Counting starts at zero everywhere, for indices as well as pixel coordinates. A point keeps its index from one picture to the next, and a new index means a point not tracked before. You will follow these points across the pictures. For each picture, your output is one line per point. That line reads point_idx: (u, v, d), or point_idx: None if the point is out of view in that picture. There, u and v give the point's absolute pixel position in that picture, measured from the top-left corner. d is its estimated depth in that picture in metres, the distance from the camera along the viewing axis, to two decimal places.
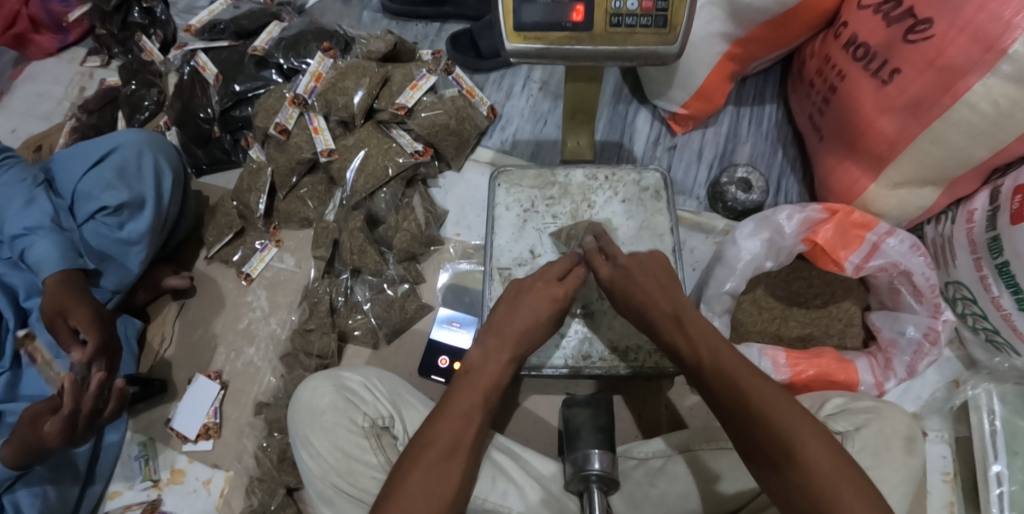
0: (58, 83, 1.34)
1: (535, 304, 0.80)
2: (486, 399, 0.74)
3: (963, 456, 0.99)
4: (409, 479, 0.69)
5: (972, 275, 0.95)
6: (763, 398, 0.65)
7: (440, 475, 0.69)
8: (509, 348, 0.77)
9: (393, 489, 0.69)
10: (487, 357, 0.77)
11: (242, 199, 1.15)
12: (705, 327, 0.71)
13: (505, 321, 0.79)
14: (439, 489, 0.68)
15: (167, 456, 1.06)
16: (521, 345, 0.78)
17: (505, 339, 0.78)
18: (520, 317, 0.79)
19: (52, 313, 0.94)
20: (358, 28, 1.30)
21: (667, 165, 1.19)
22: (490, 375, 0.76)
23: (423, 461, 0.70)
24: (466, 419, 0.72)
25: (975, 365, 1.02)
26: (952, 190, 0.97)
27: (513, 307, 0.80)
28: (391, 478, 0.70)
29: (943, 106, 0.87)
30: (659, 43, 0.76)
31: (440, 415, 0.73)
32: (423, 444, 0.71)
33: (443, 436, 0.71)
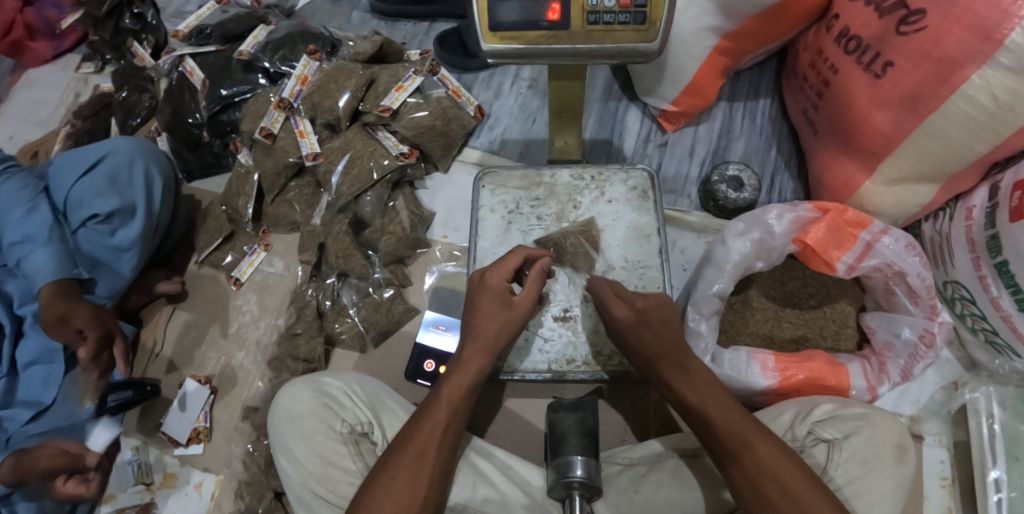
0: (54, 90, 1.36)
1: (483, 303, 0.76)
2: (457, 403, 0.75)
3: (962, 461, 0.96)
4: (379, 486, 0.70)
5: (971, 275, 0.92)
6: (768, 452, 0.68)
7: (409, 481, 0.70)
8: (472, 348, 0.76)
9: (364, 496, 0.70)
10: (457, 365, 0.76)
11: (230, 203, 1.15)
12: (709, 378, 0.73)
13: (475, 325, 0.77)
14: (407, 497, 0.69)
15: (159, 460, 1.07)
16: (490, 345, 0.76)
17: (470, 341, 0.76)
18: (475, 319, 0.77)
19: (53, 320, 0.95)
20: (347, 29, 1.30)
21: (658, 162, 1.16)
22: (461, 380, 0.75)
23: (394, 468, 0.71)
24: (437, 426, 0.73)
25: (975, 366, 1.00)
26: (950, 187, 0.93)
27: (470, 311, 0.78)
28: (364, 485, 0.72)
29: (940, 98, 0.84)
30: (638, 39, 0.74)
31: (415, 424, 0.74)
32: (397, 451, 0.72)
33: (414, 443, 0.72)
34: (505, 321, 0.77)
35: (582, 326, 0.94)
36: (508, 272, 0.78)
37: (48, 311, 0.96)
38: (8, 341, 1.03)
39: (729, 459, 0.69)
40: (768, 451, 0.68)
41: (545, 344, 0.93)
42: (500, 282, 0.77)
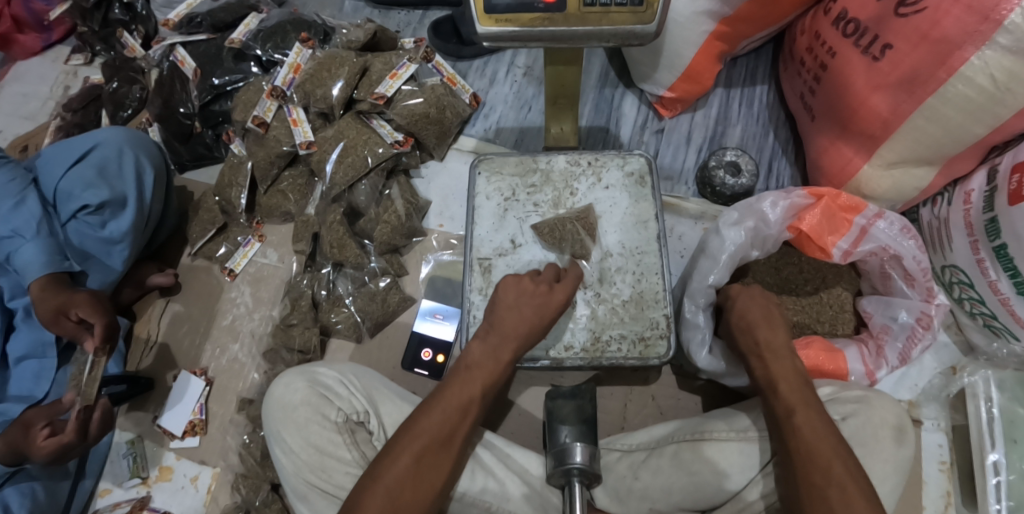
0: (43, 83, 1.34)
1: (526, 308, 0.75)
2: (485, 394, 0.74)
3: (959, 445, 0.96)
4: (401, 462, 0.70)
5: (969, 259, 0.91)
6: (817, 445, 0.69)
7: (431, 465, 0.70)
8: (512, 343, 0.75)
9: (383, 471, 0.70)
10: (493, 348, 0.75)
11: (223, 194, 1.14)
12: (792, 375, 0.76)
13: (503, 321, 0.76)
14: (427, 480, 0.70)
15: (155, 454, 1.06)
16: (524, 342, 0.76)
17: (506, 337, 0.75)
18: (519, 320, 0.75)
19: (52, 311, 0.94)
20: (340, 18, 1.28)
21: (654, 149, 1.15)
22: (491, 370, 0.74)
23: (418, 446, 0.70)
24: (464, 412, 0.73)
25: (973, 350, 0.99)
26: (948, 170, 0.93)
27: (505, 306, 0.76)
28: (381, 457, 0.71)
29: (938, 80, 0.83)
30: (635, 21, 0.73)
31: (439, 404, 0.73)
32: (419, 428, 0.71)
33: (439, 427, 0.71)
34: (542, 326, 0.76)
35: (579, 313, 0.93)
36: (567, 292, 0.79)
37: (44, 307, 0.94)
38: None
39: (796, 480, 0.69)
40: (850, 500, 0.65)
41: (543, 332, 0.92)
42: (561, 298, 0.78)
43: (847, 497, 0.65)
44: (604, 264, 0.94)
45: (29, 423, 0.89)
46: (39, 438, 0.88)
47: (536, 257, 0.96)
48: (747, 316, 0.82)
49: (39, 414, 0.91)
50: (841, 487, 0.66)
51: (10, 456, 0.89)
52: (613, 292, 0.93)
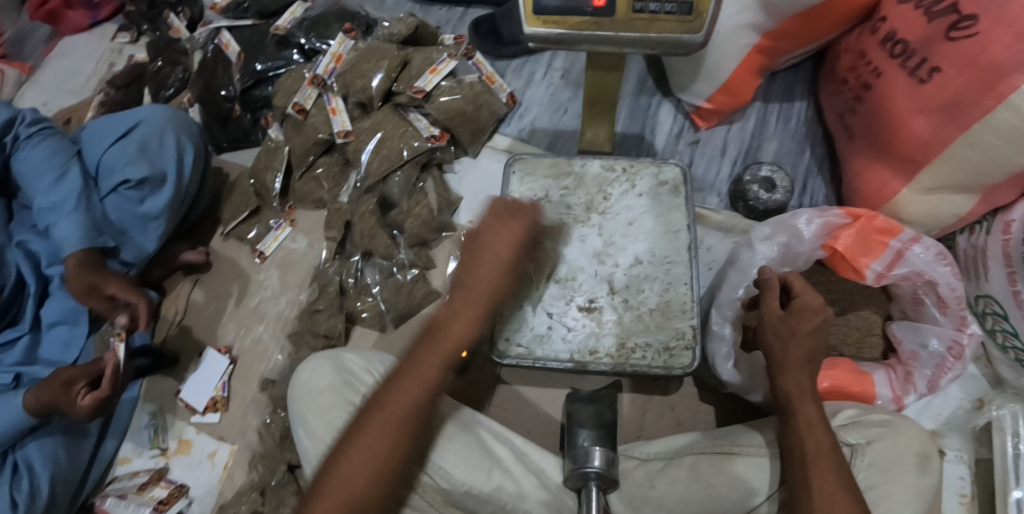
0: (89, 59, 1.36)
1: (495, 259, 0.71)
2: (450, 356, 0.72)
3: (983, 480, 0.93)
4: (366, 432, 0.70)
5: (1004, 290, 0.90)
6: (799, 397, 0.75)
7: (389, 439, 0.70)
8: (476, 304, 0.71)
9: (349, 449, 0.70)
10: (454, 311, 0.72)
11: (258, 177, 1.15)
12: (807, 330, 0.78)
13: (469, 277, 0.72)
14: (388, 455, 0.70)
15: (175, 427, 1.07)
16: (493, 298, 0.72)
17: (472, 294, 0.71)
18: (480, 275, 0.71)
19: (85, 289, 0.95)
20: (381, 11, 1.30)
21: (688, 160, 1.15)
22: (455, 330, 0.71)
23: (380, 417, 0.70)
24: (426, 385, 0.71)
25: (1001, 383, 0.98)
26: (988, 199, 0.90)
27: (471, 261, 0.72)
28: (347, 433, 0.71)
29: (984, 107, 0.81)
30: (682, 30, 0.72)
31: (398, 379, 0.72)
32: (381, 398, 0.71)
33: (399, 404, 0.71)
34: (506, 280, 0.72)
35: (606, 318, 0.92)
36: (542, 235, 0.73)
37: (76, 287, 0.95)
38: (34, 300, 1.04)
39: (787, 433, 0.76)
40: (818, 445, 0.72)
41: (568, 333, 0.91)
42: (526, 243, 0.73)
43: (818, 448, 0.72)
44: (632, 273, 0.93)
45: (70, 381, 0.90)
46: (81, 397, 0.90)
47: (566, 258, 0.95)
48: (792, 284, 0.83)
49: (80, 372, 0.91)
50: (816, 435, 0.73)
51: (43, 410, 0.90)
52: (641, 299, 0.92)
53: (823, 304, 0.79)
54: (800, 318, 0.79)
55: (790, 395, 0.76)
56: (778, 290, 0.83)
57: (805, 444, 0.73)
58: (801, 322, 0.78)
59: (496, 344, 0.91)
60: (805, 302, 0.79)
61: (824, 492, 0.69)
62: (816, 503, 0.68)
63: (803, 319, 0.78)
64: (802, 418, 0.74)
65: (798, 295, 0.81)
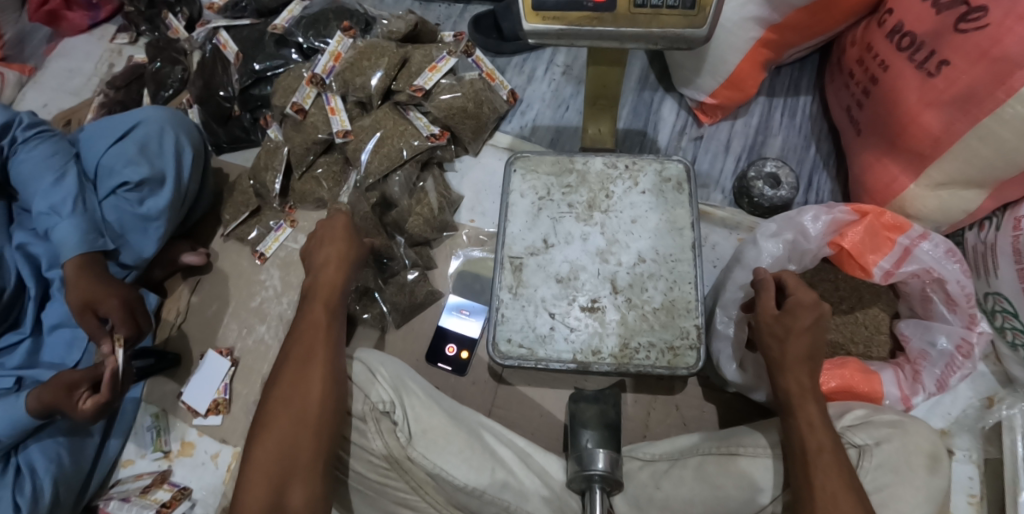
0: (88, 60, 1.36)
1: (327, 251, 0.88)
2: (327, 312, 0.83)
3: (992, 479, 0.92)
4: (277, 394, 0.77)
5: (1014, 287, 0.88)
6: (800, 397, 0.75)
7: (294, 418, 0.75)
8: (326, 289, 0.85)
9: (268, 418, 0.76)
10: (318, 274, 0.86)
11: (258, 178, 1.14)
12: (804, 328, 0.77)
13: (318, 273, 0.86)
14: (302, 431, 0.74)
15: (178, 428, 1.07)
16: (341, 277, 0.86)
17: (316, 288, 0.85)
18: (324, 269, 0.86)
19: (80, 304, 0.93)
20: (381, 8, 1.29)
21: (691, 155, 1.14)
22: (326, 285, 0.85)
23: (286, 376, 0.78)
24: (304, 366, 0.78)
25: (1011, 381, 0.96)
26: (998, 194, 0.89)
27: (310, 271, 0.88)
28: (259, 413, 0.77)
29: (996, 100, 0.80)
30: (685, 25, 0.71)
31: (279, 374, 0.79)
32: (282, 361, 0.79)
33: (291, 388, 0.77)
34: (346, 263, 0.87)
35: (609, 317, 0.90)
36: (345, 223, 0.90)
37: (75, 295, 0.93)
38: (34, 303, 1.03)
39: (788, 433, 0.75)
40: (821, 446, 0.71)
41: (571, 333, 0.90)
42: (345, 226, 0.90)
43: (820, 448, 0.71)
44: (636, 272, 0.92)
45: (72, 385, 0.90)
46: (81, 402, 0.90)
47: (569, 257, 0.94)
48: (783, 281, 0.82)
49: (81, 376, 0.91)
50: (819, 435, 0.72)
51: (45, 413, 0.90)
52: (645, 298, 0.91)
53: (817, 299, 0.78)
54: (797, 315, 0.78)
55: (792, 394, 0.75)
56: (773, 289, 0.82)
57: (806, 445, 0.72)
58: (796, 319, 0.77)
59: (498, 345, 0.90)
60: (798, 298, 0.79)
61: (827, 489, 0.68)
62: (819, 502, 0.67)
63: (798, 316, 0.77)
64: (803, 418, 0.74)
65: (792, 293, 0.80)
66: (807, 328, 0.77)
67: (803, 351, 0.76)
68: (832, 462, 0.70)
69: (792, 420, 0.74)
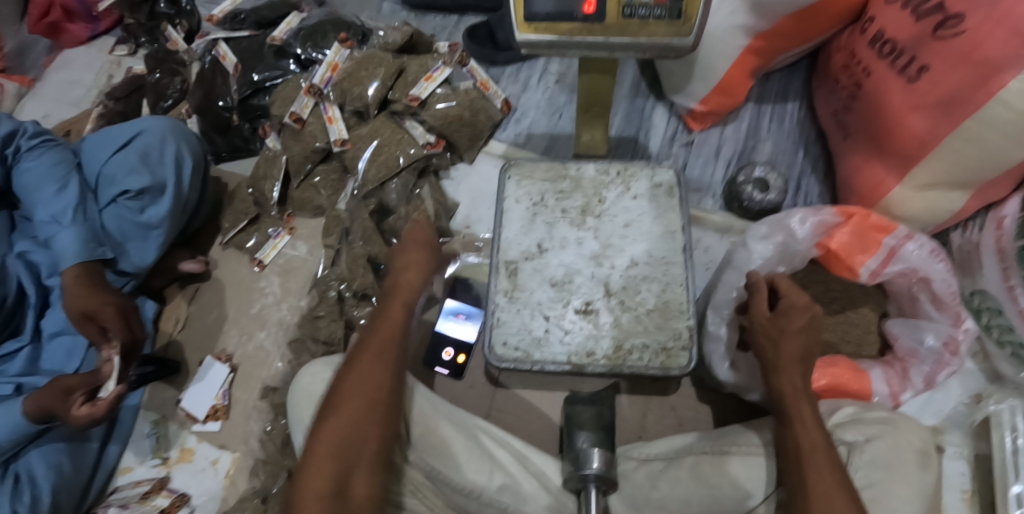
0: (89, 72, 1.38)
1: (410, 250, 0.87)
2: (403, 312, 0.83)
3: (982, 475, 0.94)
4: (349, 386, 0.76)
5: (999, 285, 0.90)
6: (794, 398, 0.76)
7: (361, 408, 0.75)
8: (407, 286, 0.84)
9: (335, 408, 0.75)
10: (398, 276, 0.85)
11: (258, 186, 1.16)
12: (797, 330, 0.79)
13: (402, 271, 0.85)
14: (368, 422, 0.75)
15: (177, 435, 1.07)
16: (422, 277, 0.86)
17: (398, 283, 0.84)
18: (407, 270, 0.85)
19: (78, 316, 0.94)
20: (377, 19, 1.32)
21: (684, 161, 1.16)
22: (405, 288, 0.84)
23: (360, 368, 0.78)
24: (379, 358, 0.78)
25: (1000, 378, 0.98)
26: (981, 195, 0.91)
27: (394, 269, 0.86)
28: (327, 403, 0.77)
29: (977, 104, 0.82)
30: (672, 34, 0.73)
31: (353, 364, 0.78)
32: (358, 350, 0.79)
33: (363, 376, 0.77)
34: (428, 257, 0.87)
35: (603, 320, 0.92)
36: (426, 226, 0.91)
37: (75, 305, 0.94)
38: (34, 311, 1.04)
39: (782, 434, 0.76)
40: (815, 444, 0.72)
41: (566, 335, 0.91)
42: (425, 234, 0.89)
43: (814, 446, 0.72)
44: (629, 275, 0.94)
45: (69, 389, 0.90)
46: (76, 407, 0.90)
47: (564, 261, 0.96)
48: (777, 284, 0.84)
49: (79, 381, 0.91)
50: (812, 435, 0.73)
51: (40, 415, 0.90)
52: (638, 300, 0.92)
53: (810, 302, 0.80)
54: (790, 317, 0.79)
55: (784, 394, 0.77)
56: (766, 292, 0.84)
57: (800, 445, 0.73)
58: (790, 321, 0.79)
59: (494, 348, 0.91)
60: (793, 301, 0.80)
61: (820, 488, 0.69)
62: (813, 501, 0.68)
63: (792, 318, 0.79)
64: (797, 418, 0.75)
65: (784, 295, 0.82)
66: (801, 329, 0.79)
67: (796, 352, 0.78)
68: (826, 461, 0.71)
69: (786, 421, 0.76)
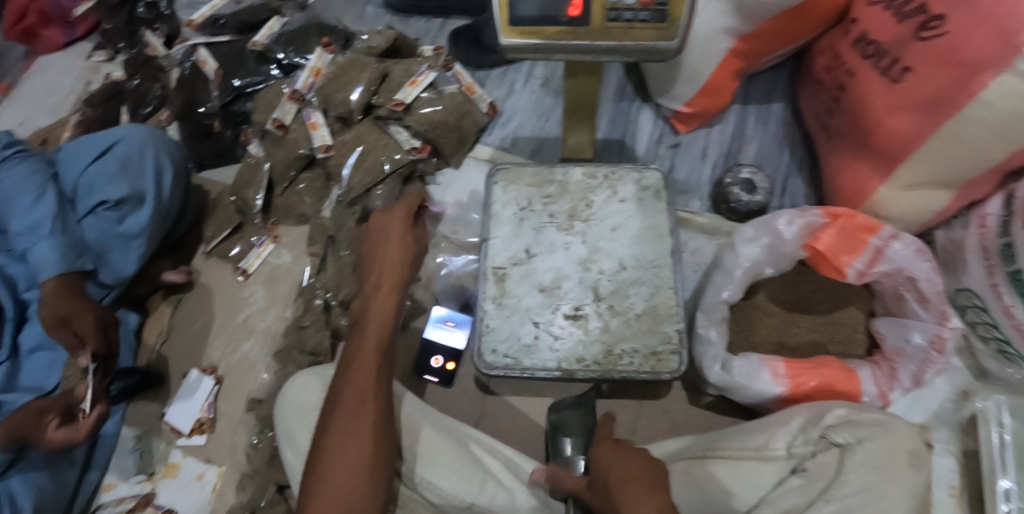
0: (65, 79, 1.35)
1: (392, 240, 0.84)
2: (384, 320, 0.80)
3: (971, 471, 0.94)
4: (341, 422, 0.72)
5: (983, 284, 0.90)
6: None
7: (355, 445, 0.71)
8: (388, 282, 0.82)
9: (323, 466, 0.71)
10: (372, 290, 0.82)
11: (240, 194, 1.14)
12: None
13: (377, 266, 0.83)
14: (362, 461, 0.70)
15: (162, 450, 1.06)
16: (398, 271, 0.83)
17: (379, 277, 0.82)
18: (384, 265, 0.83)
19: (55, 320, 0.92)
20: (361, 23, 1.31)
21: (670, 163, 1.16)
22: (379, 308, 0.80)
23: (349, 401, 0.74)
24: (372, 382, 0.75)
25: (985, 375, 0.98)
26: (964, 194, 0.92)
27: (371, 265, 0.84)
28: (320, 442, 0.72)
29: (958, 104, 0.82)
30: (657, 37, 0.73)
31: (340, 395, 0.74)
32: (345, 373, 0.76)
33: (354, 410, 0.73)
34: (406, 251, 0.84)
35: (592, 325, 0.92)
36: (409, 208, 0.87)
37: (51, 310, 0.92)
38: (11, 326, 1.02)
39: None
40: None
41: (556, 341, 0.91)
42: (403, 220, 0.85)
43: None
44: (618, 280, 0.93)
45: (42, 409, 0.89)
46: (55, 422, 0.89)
47: (552, 267, 0.95)
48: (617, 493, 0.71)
49: (52, 404, 0.90)
50: None
51: (10, 444, 0.87)
52: (627, 305, 0.92)
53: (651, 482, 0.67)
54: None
55: None
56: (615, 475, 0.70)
57: None
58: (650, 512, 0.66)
59: (483, 355, 0.90)
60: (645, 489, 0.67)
61: None
62: None
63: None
64: None
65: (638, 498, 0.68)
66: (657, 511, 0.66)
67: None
68: None
69: None
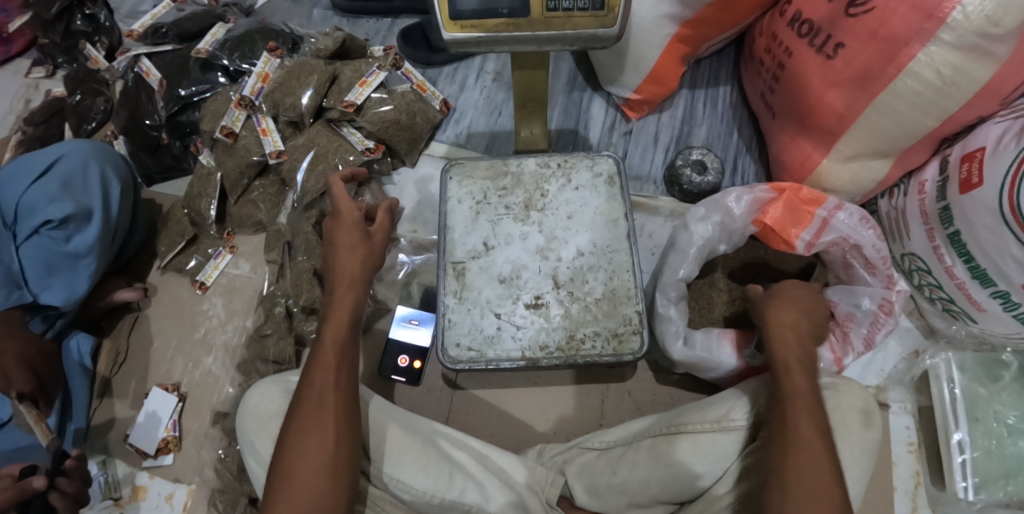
0: (4, 98, 1.32)
1: (343, 235, 0.84)
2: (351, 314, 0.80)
3: (926, 427, 0.98)
4: (302, 424, 0.72)
5: (925, 245, 0.94)
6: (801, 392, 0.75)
7: (316, 449, 0.71)
8: (346, 282, 0.81)
9: (287, 470, 0.70)
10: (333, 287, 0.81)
11: (193, 206, 1.11)
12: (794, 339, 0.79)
13: (335, 268, 0.82)
14: (325, 467, 0.71)
15: (127, 473, 1.03)
16: (355, 273, 0.82)
17: (338, 280, 0.82)
18: (343, 261, 0.82)
19: None
20: (309, 26, 1.30)
21: (623, 150, 1.18)
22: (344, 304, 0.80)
23: (309, 403, 0.73)
24: (335, 380, 0.75)
25: (934, 333, 1.02)
26: (903, 161, 0.95)
27: (330, 249, 0.84)
28: (283, 445, 0.72)
29: (888, 76, 0.86)
30: (597, 25, 0.73)
31: (302, 397, 0.74)
32: (307, 373, 0.76)
33: (315, 412, 0.73)
34: (364, 252, 0.84)
35: (553, 313, 0.92)
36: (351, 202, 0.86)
37: None
38: None
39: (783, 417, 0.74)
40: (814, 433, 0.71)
41: (517, 330, 0.92)
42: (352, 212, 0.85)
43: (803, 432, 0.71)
44: (575, 267, 0.94)
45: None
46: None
47: (510, 258, 0.96)
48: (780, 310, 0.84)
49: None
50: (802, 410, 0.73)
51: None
52: (586, 290, 0.93)
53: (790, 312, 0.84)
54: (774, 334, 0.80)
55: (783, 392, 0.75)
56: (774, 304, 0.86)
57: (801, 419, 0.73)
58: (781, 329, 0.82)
59: (446, 350, 0.91)
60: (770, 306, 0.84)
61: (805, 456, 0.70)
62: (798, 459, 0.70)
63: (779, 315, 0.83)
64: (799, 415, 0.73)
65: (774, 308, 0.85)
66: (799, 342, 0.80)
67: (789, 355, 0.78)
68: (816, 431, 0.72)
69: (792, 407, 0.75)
